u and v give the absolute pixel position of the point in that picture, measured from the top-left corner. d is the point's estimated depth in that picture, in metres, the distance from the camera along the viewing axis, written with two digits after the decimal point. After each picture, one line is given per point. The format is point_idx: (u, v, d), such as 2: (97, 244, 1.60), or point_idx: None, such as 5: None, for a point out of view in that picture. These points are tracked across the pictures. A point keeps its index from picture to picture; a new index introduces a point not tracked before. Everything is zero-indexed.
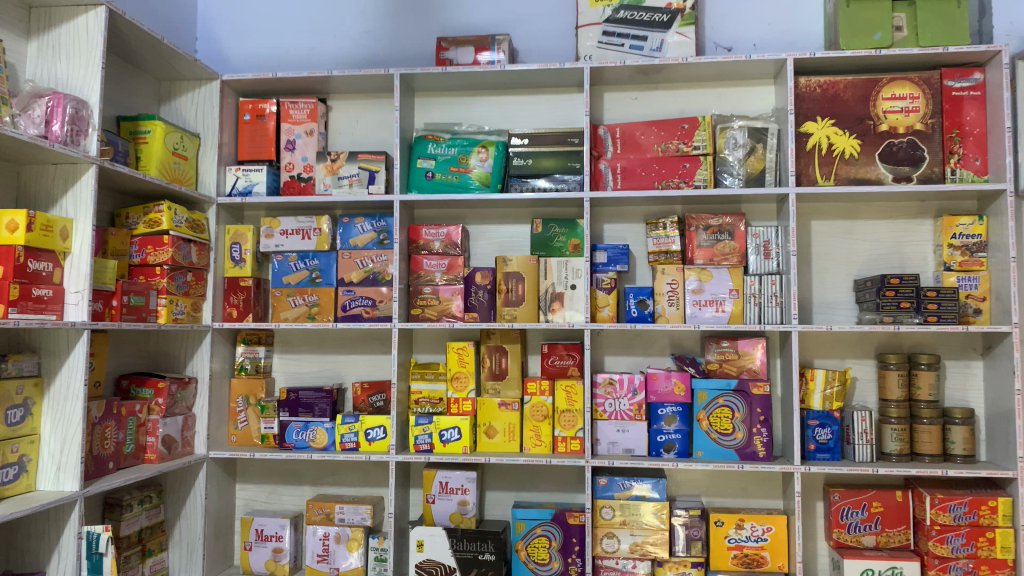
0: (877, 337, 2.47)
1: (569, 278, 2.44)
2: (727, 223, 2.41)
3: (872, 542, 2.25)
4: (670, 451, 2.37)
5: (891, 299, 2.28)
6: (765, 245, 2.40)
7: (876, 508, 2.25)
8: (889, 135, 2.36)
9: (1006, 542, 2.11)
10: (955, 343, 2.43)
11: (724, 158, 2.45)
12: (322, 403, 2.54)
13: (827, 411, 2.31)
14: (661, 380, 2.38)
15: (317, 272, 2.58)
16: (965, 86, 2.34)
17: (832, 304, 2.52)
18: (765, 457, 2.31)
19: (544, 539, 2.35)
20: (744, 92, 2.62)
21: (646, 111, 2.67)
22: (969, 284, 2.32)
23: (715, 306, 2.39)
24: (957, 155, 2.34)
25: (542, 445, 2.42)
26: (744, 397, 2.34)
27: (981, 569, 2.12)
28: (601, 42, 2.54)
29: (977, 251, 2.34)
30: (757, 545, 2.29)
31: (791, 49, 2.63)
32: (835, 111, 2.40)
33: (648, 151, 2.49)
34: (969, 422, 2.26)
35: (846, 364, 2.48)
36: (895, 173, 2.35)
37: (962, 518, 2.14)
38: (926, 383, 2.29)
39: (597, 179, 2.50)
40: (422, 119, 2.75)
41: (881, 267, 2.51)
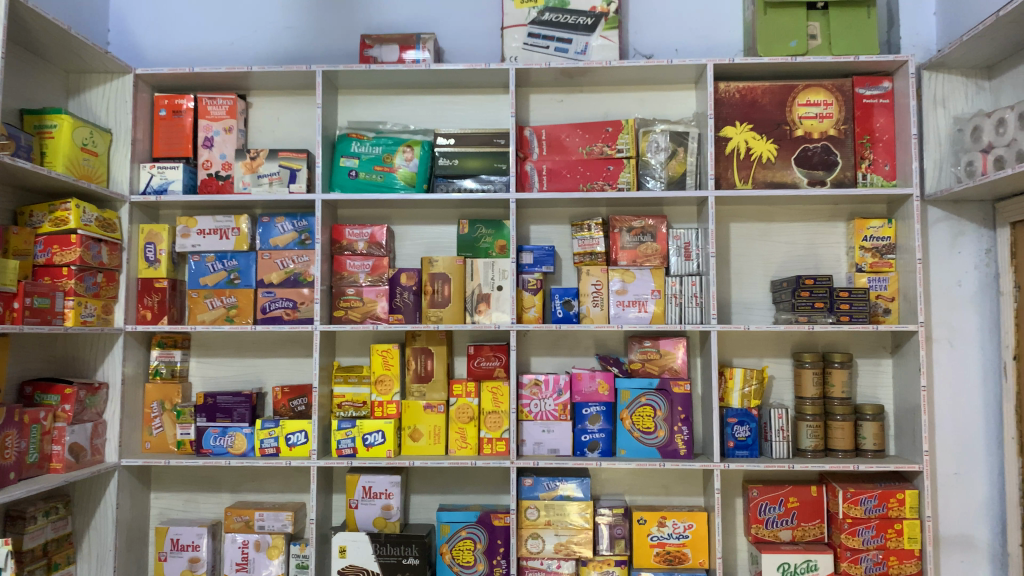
0: (793, 336, 2.54)
1: (495, 279, 2.44)
2: (649, 225, 2.44)
3: (788, 536, 2.30)
4: (595, 450, 2.39)
5: (806, 299, 2.34)
6: (686, 247, 2.44)
7: (792, 503, 2.31)
8: (804, 140, 2.43)
9: (913, 532, 2.20)
10: (866, 343, 2.52)
11: (647, 161, 2.48)
12: (240, 408, 2.46)
13: (745, 409, 2.36)
14: (585, 379, 2.40)
15: (235, 273, 2.51)
16: (875, 93, 2.44)
17: (750, 305, 2.59)
18: (686, 455, 2.35)
19: (469, 541, 2.34)
20: (666, 96, 2.66)
21: (571, 113, 2.68)
22: (878, 285, 2.41)
23: (638, 307, 2.42)
24: (868, 161, 2.43)
25: (467, 448, 2.41)
26: (665, 396, 2.37)
27: (890, 560, 2.20)
28: (526, 43, 2.54)
29: (886, 253, 2.43)
30: (679, 542, 2.32)
31: (711, 54, 2.68)
32: (753, 116, 2.45)
33: (573, 153, 2.51)
34: (879, 418, 2.34)
35: (763, 363, 2.55)
36: (810, 177, 2.41)
37: (873, 511, 2.21)
38: (839, 381, 2.36)
39: (524, 181, 2.50)
40: (346, 118, 2.71)
41: (796, 268, 2.58)
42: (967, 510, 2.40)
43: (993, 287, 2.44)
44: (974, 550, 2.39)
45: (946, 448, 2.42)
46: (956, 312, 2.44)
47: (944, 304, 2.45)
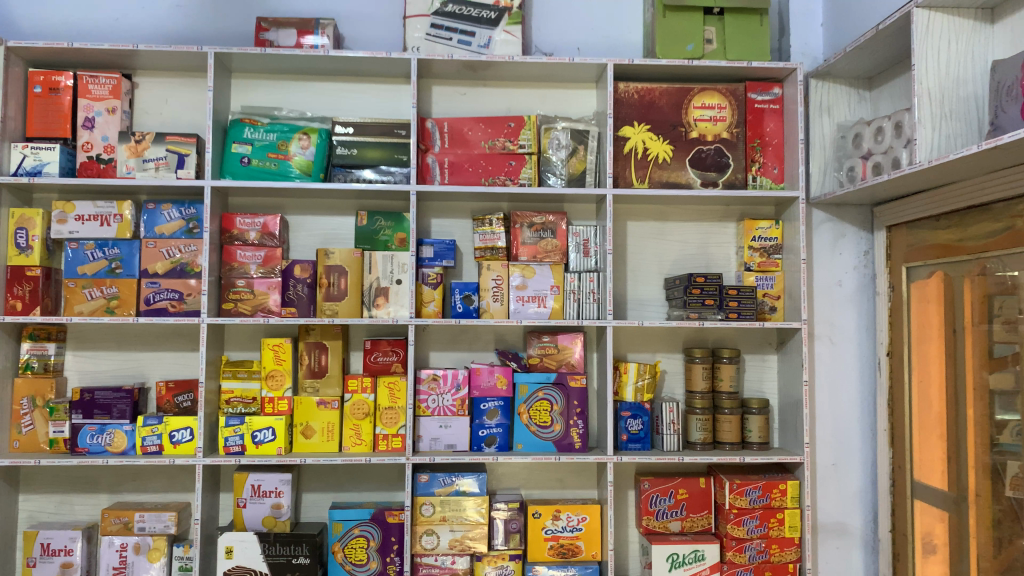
0: (684, 332, 2.61)
1: (394, 272, 2.38)
2: (550, 221, 2.45)
3: (677, 527, 2.36)
4: (491, 445, 2.38)
5: (697, 296, 2.40)
6: (584, 244, 2.47)
7: (681, 495, 2.36)
8: (698, 142, 2.49)
9: (794, 522, 2.30)
10: (753, 339, 2.61)
11: (548, 158, 2.49)
12: (120, 404, 2.34)
13: (638, 403, 2.41)
14: (484, 375, 2.39)
15: (117, 262, 2.37)
16: (766, 99, 2.52)
17: (645, 302, 2.64)
18: (580, 448, 2.39)
19: (362, 539, 2.29)
20: (567, 94, 2.68)
21: (474, 106, 2.66)
22: (765, 283, 2.50)
23: (537, 302, 2.42)
24: (758, 163, 2.51)
25: (362, 444, 2.36)
26: (562, 390, 2.39)
27: (771, 548, 2.29)
28: (429, 34, 2.50)
29: (772, 253, 2.52)
30: (572, 535, 2.35)
31: (612, 54, 2.71)
32: (650, 117, 2.50)
33: (475, 147, 2.48)
34: (764, 411, 2.43)
35: (657, 358, 2.60)
36: (703, 178, 2.48)
37: (757, 501, 2.29)
38: (727, 376, 2.44)
39: (424, 173, 2.47)
40: (239, 103, 2.60)
41: (689, 267, 2.65)
42: (842, 499, 2.52)
43: (870, 288, 2.57)
44: (848, 536, 2.52)
45: (825, 440, 2.53)
46: (837, 310, 2.56)
47: (826, 302, 2.56)
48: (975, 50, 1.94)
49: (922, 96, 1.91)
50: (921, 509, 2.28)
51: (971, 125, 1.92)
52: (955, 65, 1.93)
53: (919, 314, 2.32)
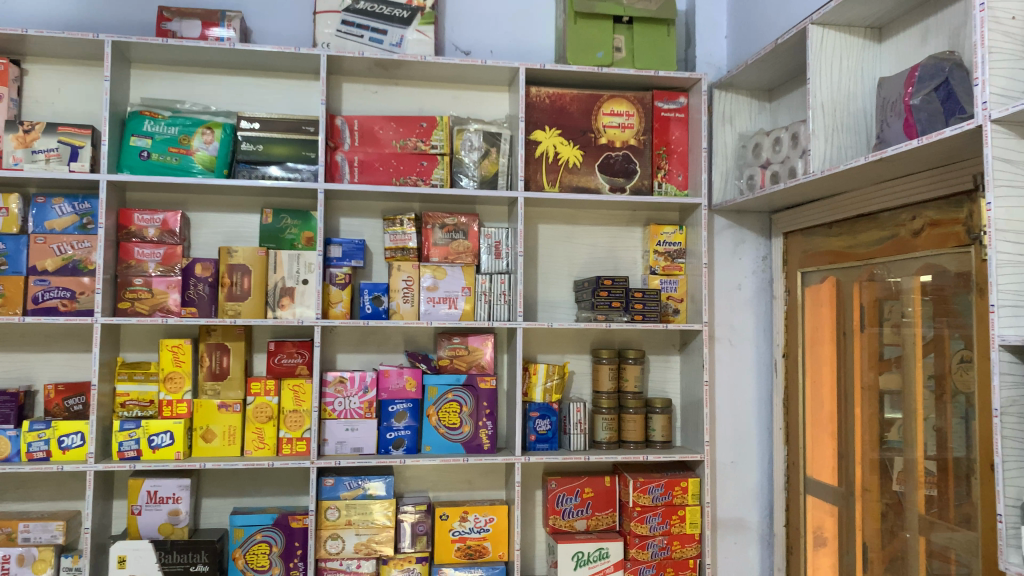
0: (592, 334, 2.64)
1: (301, 272, 2.34)
2: (462, 222, 2.45)
3: (583, 526, 2.39)
4: (399, 447, 2.36)
5: (604, 298, 2.44)
6: (496, 246, 2.48)
7: (587, 494, 2.40)
8: (607, 148, 2.54)
9: (694, 518, 2.37)
10: (657, 340, 2.68)
11: (460, 159, 2.49)
12: (4, 408, 2.22)
13: (547, 404, 2.44)
14: (393, 376, 2.37)
15: (2, 258, 2.24)
16: (672, 108, 2.59)
17: (554, 303, 2.67)
18: (489, 449, 2.40)
19: (264, 545, 2.24)
20: (479, 96, 2.69)
21: (385, 105, 2.63)
22: (669, 286, 2.57)
23: (448, 304, 2.41)
24: (664, 170, 2.58)
25: (265, 448, 2.30)
26: (471, 391, 2.39)
27: (673, 544, 2.35)
28: (339, 31, 2.46)
29: (677, 257, 2.59)
30: (479, 536, 2.35)
31: (524, 58, 2.74)
32: (561, 122, 2.53)
33: (386, 146, 2.45)
34: (667, 410, 2.50)
35: (565, 359, 2.63)
36: (611, 183, 2.53)
37: (659, 499, 2.35)
38: (632, 376, 2.49)
39: (333, 171, 2.42)
40: (138, 94, 2.50)
41: (597, 270, 2.69)
42: (740, 495, 2.61)
43: (767, 291, 2.68)
44: (746, 531, 2.61)
45: (725, 438, 2.62)
46: (736, 313, 2.65)
47: (726, 305, 2.65)
48: (864, 68, 2.06)
49: (816, 109, 2.00)
50: (813, 504, 2.39)
51: (860, 138, 2.02)
52: (846, 81, 2.04)
53: (813, 317, 2.43)
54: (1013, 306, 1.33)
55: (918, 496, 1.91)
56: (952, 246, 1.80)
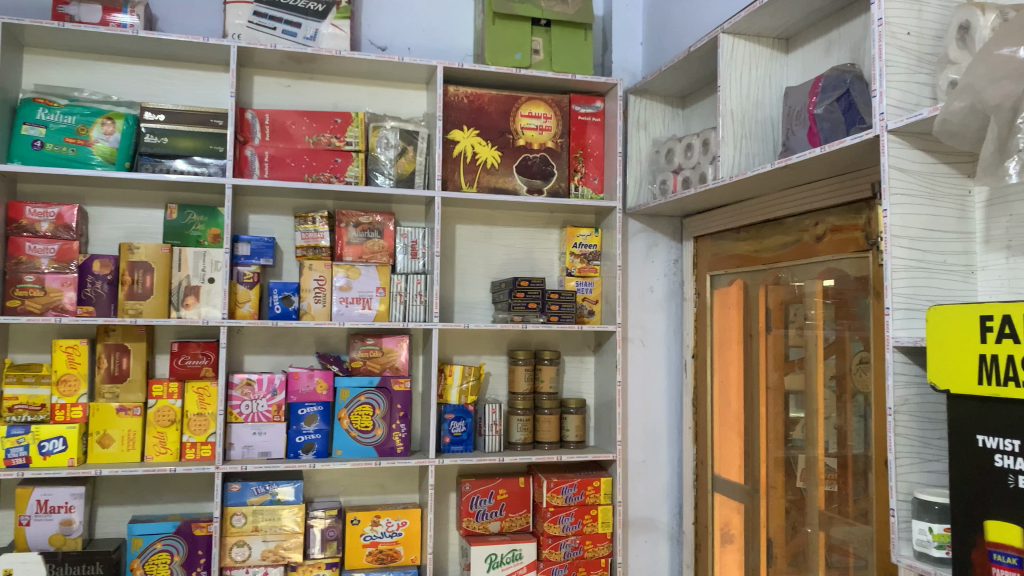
0: (509, 335, 2.63)
1: (207, 271, 2.26)
2: (377, 221, 2.41)
3: (496, 528, 2.38)
4: (309, 451, 2.30)
5: (521, 299, 2.44)
6: (412, 246, 2.44)
7: (501, 495, 2.39)
8: (525, 149, 2.54)
9: (606, 517, 2.40)
10: (572, 342, 2.70)
11: (376, 157, 2.44)
12: None
13: (462, 405, 2.42)
14: (303, 379, 2.31)
15: None
16: (589, 111, 2.62)
17: (471, 304, 2.65)
18: (402, 453, 2.36)
19: (165, 554, 2.15)
20: (396, 94, 2.65)
21: (299, 100, 2.56)
22: (585, 288, 2.60)
23: (361, 304, 2.37)
24: (580, 173, 2.61)
25: (167, 453, 2.21)
26: (385, 394, 2.35)
27: (585, 544, 2.37)
28: (251, 22, 2.38)
29: (592, 259, 2.62)
30: (391, 540, 2.32)
31: (442, 57, 2.72)
32: (479, 122, 2.51)
33: (299, 141, 2.39)
34: (581, 411, 2.53)
35: (481, 360, 2.61)
36: (529, 185, 2.53)
37: (572, 499, 2.37)
38: (548, 377, 2.50)
39: (242, 166, 2.34)
40: (32, 81, 2.37)
41: (514, 271, 2.69)
42: (651, 495, 2.66)
43: (678, 294, 2.74)
44: (656, 530, 2.66)
45: (637, 439, 2.65)
46: (649, 315, 2.70)
47: (639, 307, 2.69)
48: (772, 77, 2.13)
49: (726, 117, 2.05)
50: (720, 502, 2.45)
51: (766, 145, 2.08)
52: (755, 89, 2.09)
53: (720, 318, 2.50)
54: (906, 309, 1.39)
55: (818, 492, 1.99)
56: (851, 251, 1.87)
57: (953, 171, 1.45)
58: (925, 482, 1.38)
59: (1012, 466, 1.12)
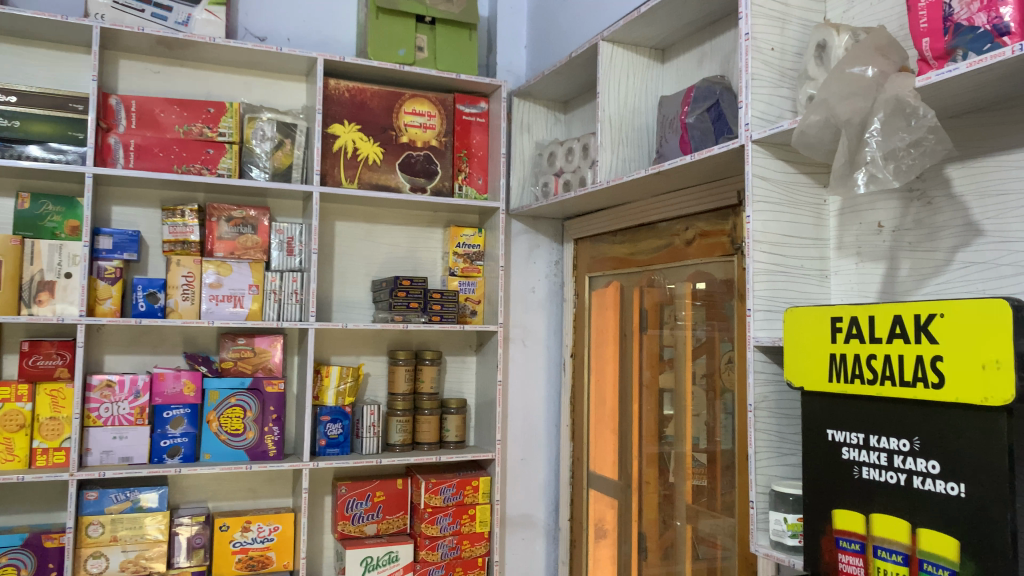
0: (389, 335, 2.59)
1: (63, 265, 2.11)
2: (250, 216, 2.33)
3: (373, 530, 2.34)
4: (175, 456, 2.19)
5: (402, 299, 2.41)
6: (288, 242, 2.36)
7: (378, 497, 2.35)
8: (408, 147, 2.51)
9: (483, 516, 2.41)
10: (454, 341, 2.69)
11: (251, 149, 2.35)
12: None
13: (339, 407, 2.37)
14: (168, 379, 2.19)
15: None
16: (473, 112, 2.62)
17: (351, 304, 2.59)
18: (275, 456, 2.28)
19: (11, 569, 1.99)
20: (274, 85, 2.57)
21: (168, 87, 2.44)
22: (468, 288, 2.59)
23: (233, 302, 2.27)
24: (464, 173, 2.61)
25: (14, 461, 2.05)
26: (257, 395, 2.27)
27: (462, 544, 2.37)
28: (116, 2, 2.25)
29: (476, 259, 2.62)
30: (262, 546, 2.24)
31: (324, 50, 2.66)
32: (361, 117, 2.46)
33: (167, 131, 2.27)
34: (462, 411, 2.53)
35: (360, 361, 2.56)
36: (412, 183, 2.50)
37: (450, 499, 2.36)
38: (428, 377, 2.48)
39: (105, 155, 2.20)
40: None
41: (396, 270, 2.66)
42: (529, 493, 2.68)
43: (559, 294, 2.78)
44: (533, 527, 2.68)
45: (516, 438, 2.67)
46: (530, 315, 2.72)
47: (521, 307, 2.71)
48: (648, 86, 2.19)
49: (604, 122, 2.10)
50: (596, 498, 2.52)
51: (641, 151, 2.15)
52: (632, 97, 2.15)
53: (598, 319, 2.57)
54: (766, 310, 1.46)
55: (686, 486, 2.07)
56: (718, 255, 1.96)
57: (810, 181, 1.54)
58: (782, 475, 1.46)
59: (857, 458, 1.19)
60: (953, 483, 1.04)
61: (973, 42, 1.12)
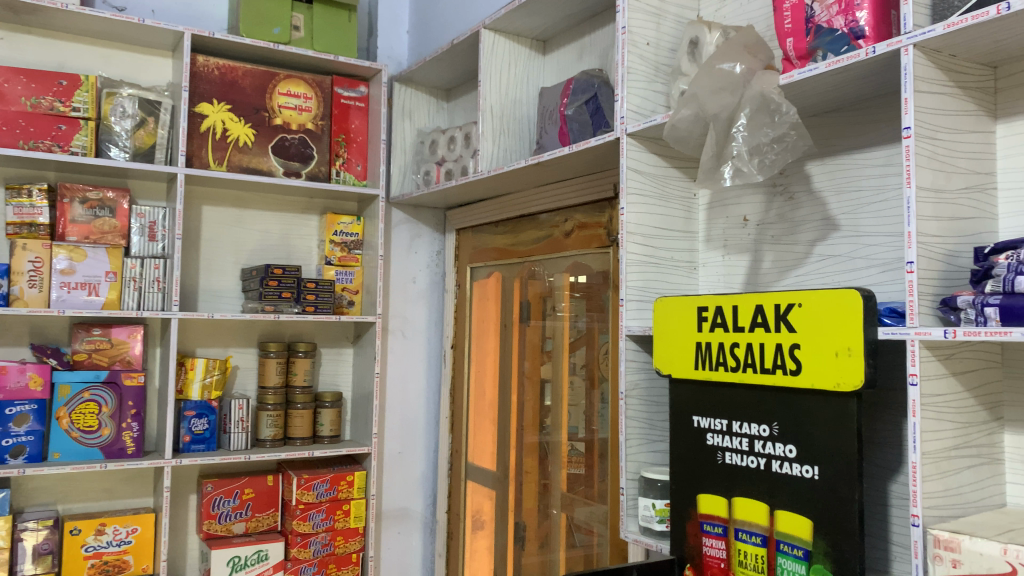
0: (260, 326, 2.49)
1: None
2: (108, 198, 2.17)
3: (241, 529, 2.24)
4: (19, 456, 2.02)
5: (273, 288, 2.31)
6: (150, 227, 2.23)
7: (247, 495, 2.26)
8: (282, 129, 2.41)
9: (358, 511, 2.36)
10: (330, 333, 2.62)
11: (109, 126, 2.18)
12: None
13: (205, 402, 2.26)
14: (12, 373, 2.01)
15: None
16: (352, 95, 2.56)
17: (219, 293, 2.47)
18: (134, 454, 2.14)
19: None
20: (136, 59, 2.41)
21: (15, 56, 2.23)
22: (345, 278, 2.52)
23: (87, 290, 2.12)
24: (342, 159, 2.54)
25: None
26: (114, 389, 2.13)
27: (336, 540, 2.31)
28: None
29: (353, 248, 2.55)
30: (119, 550, 2.10)
31: (192, 24, 2.51)
32: (231, 97, 2.34)
33: (13, 103, 2.06)
34: (337, 404, 2.46)
35: (228, 353, 2.44)
36: (286, 167, 2.41)
37: (323, 495, 2.30)
38: (302, 370, 2.40)
39: None
40: None
41: (268, 258, 2.55)
42: (406, 486, 2.64)
43: (439, 285, 2.75)
44: (409, 521, 2.65)
45: (393, 430, 2.62)
46: (409, 306, 2.68)
47: (401, 298, 2.66)
48: (530, 77, 2.19)
49: (486, 111, 2.08)
50: (473, 489, 2.52)
51: (522, 142, 2.15)
52: (513, 87, 2.15)
53: (479, 310, 2.57)
54: (638, 300, 1.48)
55: (561, 475, 2.10)
56: (595, 247, 1.99)
57: (681, 175, 1.57)
58: (651, 461, 1.49)
59: (721, 443, 1.23)
60: (808, 465, 1.09)
61: (831, 44, 1.17)
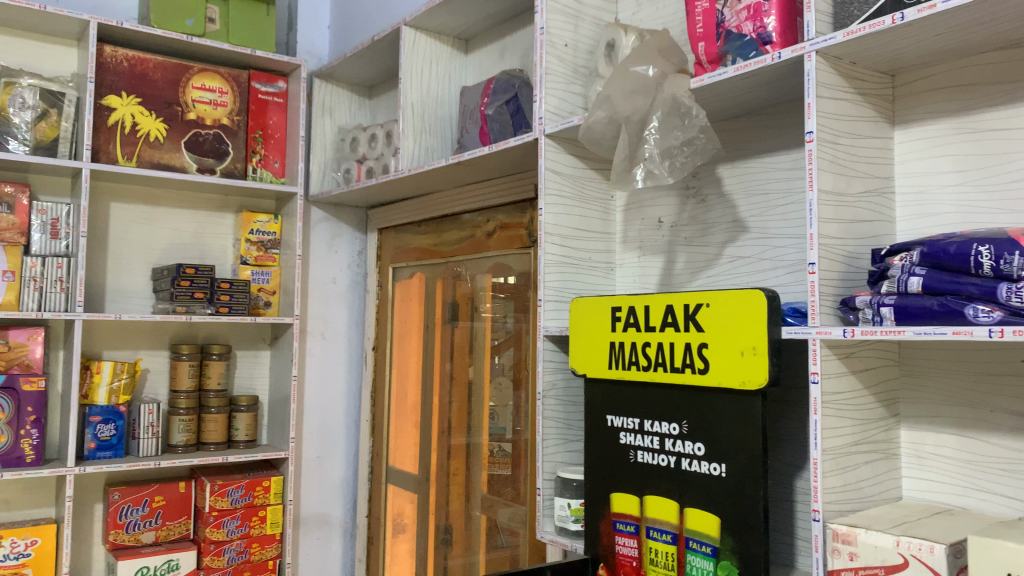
0: (171, 328, 2.41)
1: None
2: (5, 193, 2.06)
3: (150, 538, 2.16)
4: None
5: (185, 288, 2.23)
6: (52, 224, 2.12)
7: (157, 502, 2.18)
8: (196, 124, 2.34)
9: (275, 517, 2.30)
10: (245, 335, 2.55)
11: (7, 118, 2.06)
12: None
13: (112, 406, 2.16)
14: None
15: None
16: (270, 91, 2.50)
17: (127, 294, 2.38)
18: (34, 462, 2.04)
19: None
20: (37, 48, 2.29)
21: None
22: (261, 278, 2.46)
23: None
24: (259, 155, 2.48)
25: None
26: (11, 395, 2.02)
27: (251, 547, 2.25)
28: None
29: (270, 247, 2.49)
30: (17, 563, 2.00)
31: (99, 13, 2.41)
32: (142, 90, 2.25)
33: None
34: (253, 408, 2.40)
35: (137, 355, 2.35)
36: (199, 164, 2.34)
37: (238, 501, 2.24)
38: (215, 373, 2.33)
39: None
40: None
41: (180, 257, 2.47)
42: (325, 491, 2.59)
43: (360, 285, 2.71)
44: (329, 526, 2.60)
45: (312, 433, 2.56)
46: (330, 306, 2.63)
47: (321, 299, 2.61)
48: (451, 76, 2.17)
49: (406, 109, 2.05)
50: (394, 492, 2.49)
51: (444, 140, 2.13)
52: (435, 86, 2.13)
53: (402, 311, 2.54)
54: (556, 300, 1.48)
55: (482, 476, 2.09)
56: (516, 247, 1.99)
57: (598, 176, 1.58)
58: (568, 461, 1.49)
59: (633, 442, 1.24)
60: (716, 463, 1.10)
61: (740, 49, 1.19)
